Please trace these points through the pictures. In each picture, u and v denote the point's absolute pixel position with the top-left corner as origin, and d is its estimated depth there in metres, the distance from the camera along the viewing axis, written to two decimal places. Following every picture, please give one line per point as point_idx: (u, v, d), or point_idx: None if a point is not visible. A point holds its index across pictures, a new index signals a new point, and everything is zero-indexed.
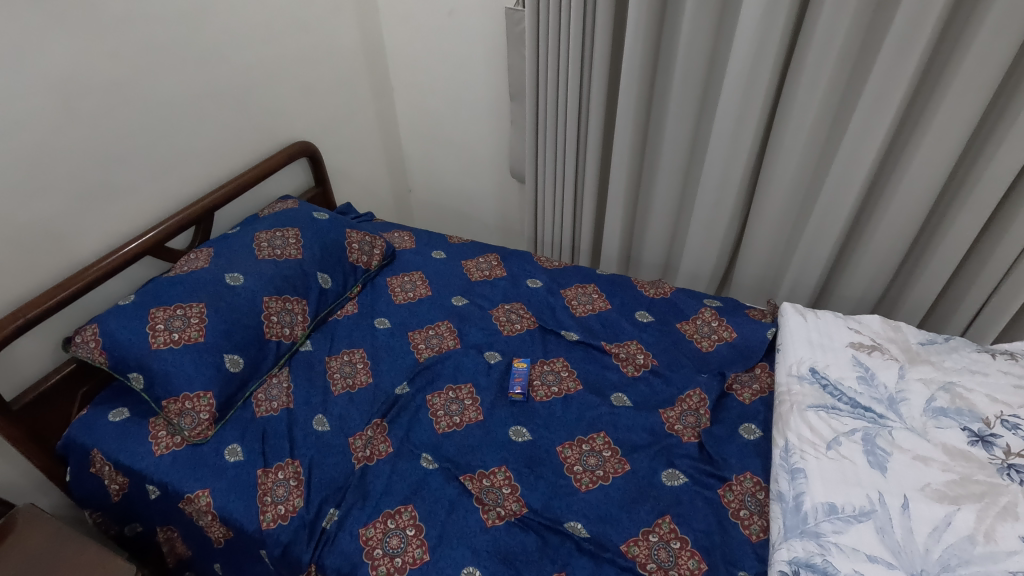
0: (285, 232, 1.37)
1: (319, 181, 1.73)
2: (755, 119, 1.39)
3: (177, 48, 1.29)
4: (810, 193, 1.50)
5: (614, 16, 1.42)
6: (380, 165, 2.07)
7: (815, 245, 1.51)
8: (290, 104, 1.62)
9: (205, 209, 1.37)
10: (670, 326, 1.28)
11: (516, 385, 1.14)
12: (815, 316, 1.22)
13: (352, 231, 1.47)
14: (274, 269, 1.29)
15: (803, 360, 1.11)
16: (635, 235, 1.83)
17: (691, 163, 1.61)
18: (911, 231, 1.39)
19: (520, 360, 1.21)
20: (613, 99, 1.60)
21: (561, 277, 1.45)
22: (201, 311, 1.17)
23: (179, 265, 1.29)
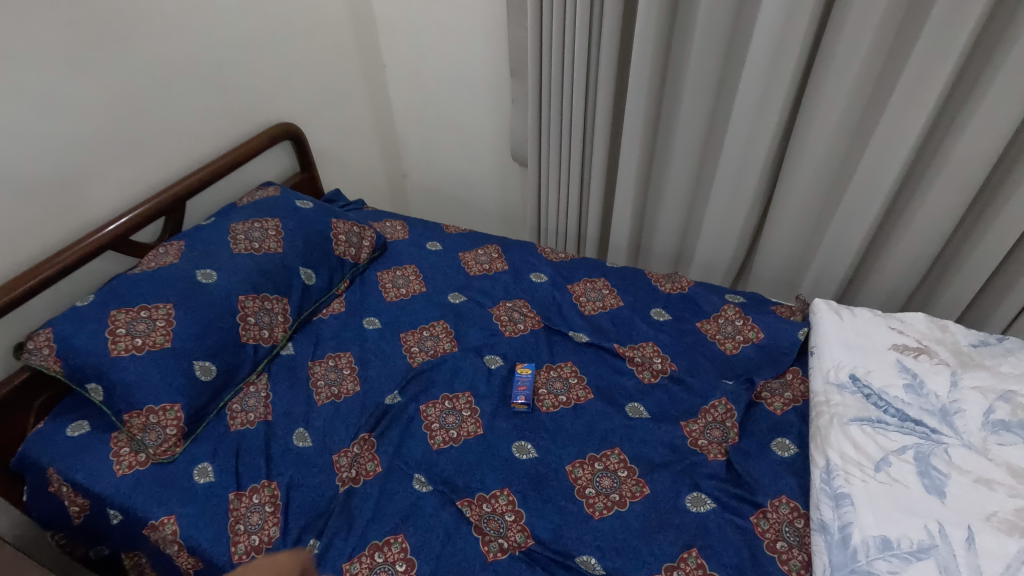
0: (264, 223, 1.25)
1: (305, 165, 1.59)
2: (783, 94, 1.25)
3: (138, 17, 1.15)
4: (842, 176, 1.36)
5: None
6: (372, 149, 1.93)
7: (845, 234, 1.38)
8: (270, 82, 1.48)
9: (175, 198, 1.24)
10: (690, 325, 1.16)
11: (519, 395, 1.02)
12: (851, 313, 1.10)
13: (338, 221, 1.34)
14: (251, 265, 1.17)
15: (841, 365, 0.99)
16: (646, 223, 1.70)
17: (709, 145, 1.47)
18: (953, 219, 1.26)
19: (523, 366, 1.09)
20: (624, 74, 1.46)
21: (568, 270, 1.32)
22: (167, 313, 1.05)
23: (147, 260, 1.16)
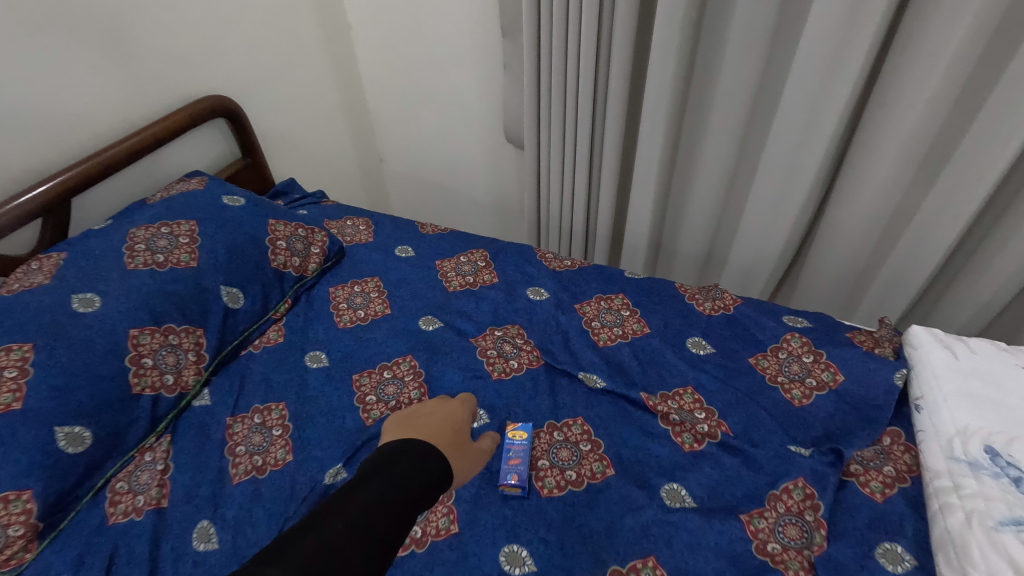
0: (174, 228, 0.94)
1: (247, 149, 1.28)
2: (863, 50, 0.92)
3: None
4: (929, 161, 1.03)
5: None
6: (340, 129, 1.61)
7: (930, 233, 1.05)
8: (197, 43, 1.16)
9: (57, 196, 0.93)
10: (741, 363, 0.87)
11: (510, 475, 0.72)
12: (969, 350, 0.80)
13: (278, 222, 1.04)
14: (152, 286, 0.87)
15: (969, 433, 0.70)
16: (670, 218, 1.39)
17: (754, 120, 1.15)
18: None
19: (513, 426, 0.79)
20: (645, 28, 1.13)
21: (575, 285, 1.02)
22: (24, 357, 0.74)
23: (10, 280, 0.86)
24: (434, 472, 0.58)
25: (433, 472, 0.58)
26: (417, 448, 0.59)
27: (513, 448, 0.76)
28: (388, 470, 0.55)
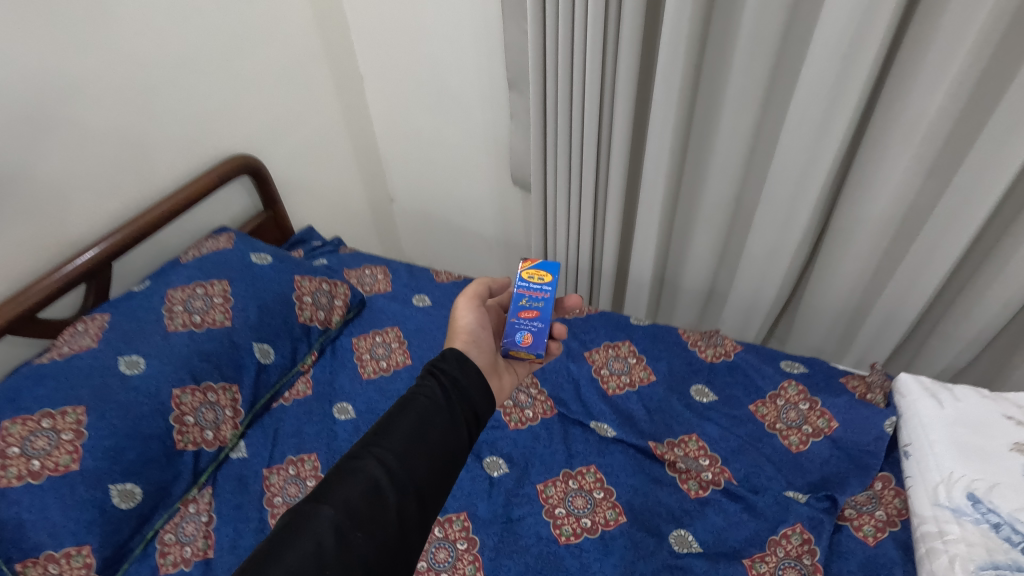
0: (208, 288, 1.01)
1: (268, 203, 1.34)
2: (851, 113, 0.98)
3: (23, 32, 0.89)
4: (914, 211, 1.08)
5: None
6: (353, 172, 1.68)
7: (920, 276, 1.11)
8: (222, 105, 1.23)
9: (100, 261, 1.00)
10: (742, 410, 0.93)
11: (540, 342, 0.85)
12: (953, 397, 0.86)
13: (302, 278, 1.10)
14: (190, 347, 0.93)
15: (953, 480, 0.75)
16: (672, 255, 1.45)
17: (751, 167, 1.21)
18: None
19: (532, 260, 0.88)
20: (645, 86, 1.20)
21: (584, 332, 1.09)
22: (77, 420, 0.82)
23: (60, 343, 0.93)
24: (466, 389, 0.68)
25: (463, 389, 0.68)
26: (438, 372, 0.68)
27: (525, 290, 0.84)
28: (426, 398, 0.64)
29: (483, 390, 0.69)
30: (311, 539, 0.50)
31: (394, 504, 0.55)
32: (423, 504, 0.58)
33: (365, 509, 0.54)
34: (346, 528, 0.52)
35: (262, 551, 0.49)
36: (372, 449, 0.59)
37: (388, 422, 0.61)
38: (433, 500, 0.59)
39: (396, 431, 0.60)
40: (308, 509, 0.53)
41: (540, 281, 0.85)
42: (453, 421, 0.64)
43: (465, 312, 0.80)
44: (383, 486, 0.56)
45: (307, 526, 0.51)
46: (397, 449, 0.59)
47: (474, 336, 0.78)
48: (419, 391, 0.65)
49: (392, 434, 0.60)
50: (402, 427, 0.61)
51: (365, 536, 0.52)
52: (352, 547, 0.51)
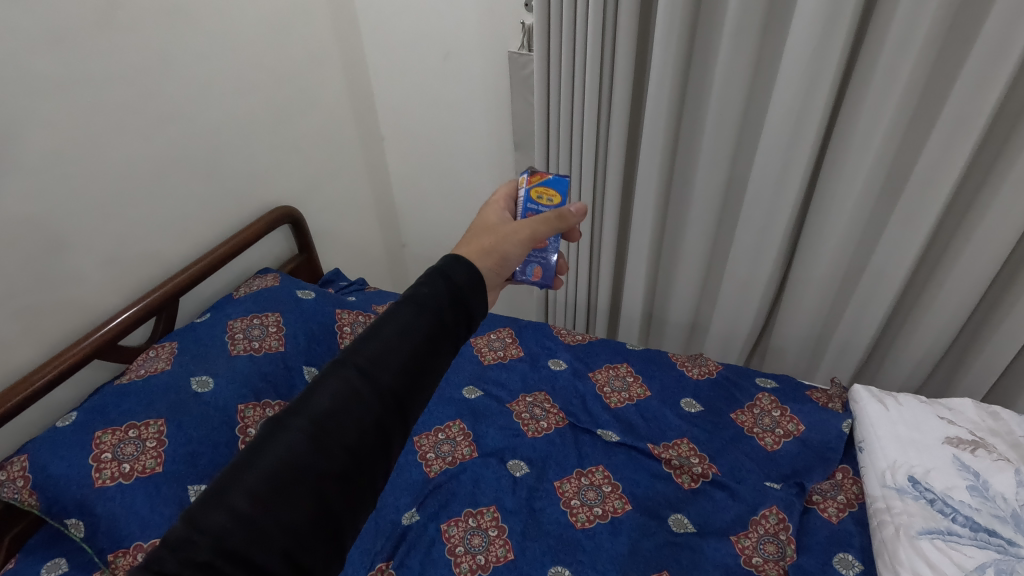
0: (263, 318, 1.18)
1: (302, 248, 1.54)
2: (801, 172, 1.20)
3: (123, 106, 1.08)
4: (860, 251, 1.29)
5: (637, 36, 1.21)
6: (371, 221, 1.87)
7: (869, 306, 1.31)
8: (268, 164, 1.43)
9: (169, 296, 1.17)
10: (724, 418, 1.10)
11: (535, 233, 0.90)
12: (896, 402, 1.03)
13: (342, 311, 1.29)
14: (251, 368, 1.08)
15: (897, 466, 0.91)
16: (659, 292, 1.64)
17: (723, 216, 1.42)
18: (976, 299, 1.18)
19: (541, 175, 0.90)
20: (632, 149, 1.42)
21: (587, 355, 1.26)
22: (159, 430, 0.95)
23: (135, 366, 1.07)
24: (457, 297, 0.64)
25: (453, 296, 0.64)
26: (429, 280, 0.64)
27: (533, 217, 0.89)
28: (422, 298, 0.61)
29: (476, 296, 0.66)
30: (286, 446, 0.47)
31: (372, 410, 0.52)
32: (403, 412, 0.55)
33: (340, 416, 0.50)
34: (320, 434, 0.49)
35: (237, 462, 0.47)
36: (352, 357, 0.55)
37: (372, 331, 0.57)
38: (414, 406, 0.56)
39: (379, 339, 0.56)
40: (282, 418, 0.50)
41: (548, 203, 0.89)
42: (440, 329, 0.61)
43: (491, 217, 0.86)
44: (361, 392, 0.52)
45: (282, 434, 0.48)
46: (381, 356, 0.55)
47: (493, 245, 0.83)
48: (406, 303, 0.61)
49: (374, 342, 0.56)
50: (385, 335, 0.57)
51: (339, 443, 0.49)
52: (327, 454, 0.48)
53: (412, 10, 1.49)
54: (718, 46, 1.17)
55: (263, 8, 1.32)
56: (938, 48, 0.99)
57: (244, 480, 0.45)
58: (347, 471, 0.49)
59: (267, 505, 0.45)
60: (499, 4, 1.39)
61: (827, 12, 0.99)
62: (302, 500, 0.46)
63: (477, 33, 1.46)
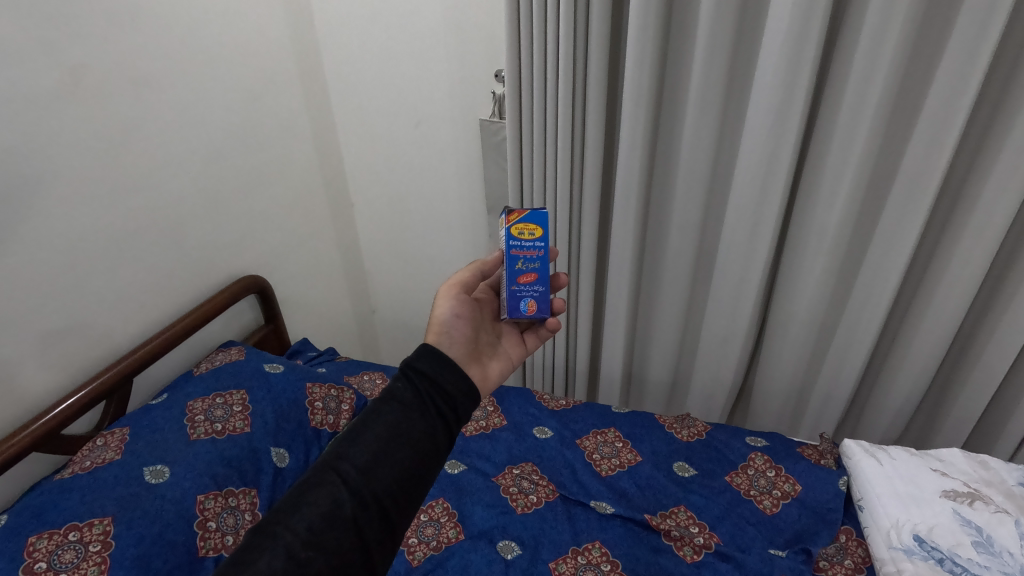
0: (227, 397, 1.10)
1: (270, 318, 1.48)
2: (771, 231, 1.23)
3: (79, 176, 1.03)
4: (832, 306, 1.32)
5: (606, 105, 1.26)
6: (340, 290, 1.82)
7: (845, 359, 1.32)
8: (235, 233, 1.38)
9: (121, 376, 1.08)
10: (719, 481, 1.07)
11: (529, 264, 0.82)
12: (888, 456, 1.01)
13: (314, 385, 1.22)
14: (213, 454, 0.99)
15: (900, 525, 0.88)
16: (637, 353, 1.63)
17: (697, 275, 1.44)
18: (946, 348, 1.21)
19: (518, 212, 0.83)
20: (606, 211, 1.44)
21: (573, 421, 1.22)
22: (105, 530, 0.84)
23: (80, 457, 0.97)
24: (439, 390, 0.66)
25: (435, 390, 0.66)
26: (407, 378, 0.65)
27: (521, 252, 0.81)
28: (404, 398, 0.63)
29: (460, 387, 0.67)
30: (266, 558, 0.48)
31: (351, 519, 0.53)
32: (385, 516, 0.56)
33: (331, 518, 0.52)
34: (302, 544, 0.50)
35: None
36: (332, 462, 0.56)
37: (351, 434, 0.59)
38: (403, 505, 0.57)
39: (361, 442, 0.58)
40: (265, 529, 0.51)
41: (531, 238, 0.82)
42: (427, 430, 0.62)
43: (444, 303, 0.79)
44: (342, 500, 0.54)
45: (264, 545, 0.49)
46: (361, 460, 0.57)
47: (449, 327, 0.77)
48: (386, 401, 0.62)
49: (355, 446, 0.58)
50: (366, 437, 0.58)
51: (320, 551, 0.50)
52: (308, 565, 0.49)
53: (384, 80, 1.52)
54: (684, 114, 1.22)
55: (235, 80, 1.32)
56: (890, 112, 1.06)
57: None
58: None
59: None
60: (470, 74, 1.43)
61: (786, 78, 1.05)
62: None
63: (449, 103, 1.50)
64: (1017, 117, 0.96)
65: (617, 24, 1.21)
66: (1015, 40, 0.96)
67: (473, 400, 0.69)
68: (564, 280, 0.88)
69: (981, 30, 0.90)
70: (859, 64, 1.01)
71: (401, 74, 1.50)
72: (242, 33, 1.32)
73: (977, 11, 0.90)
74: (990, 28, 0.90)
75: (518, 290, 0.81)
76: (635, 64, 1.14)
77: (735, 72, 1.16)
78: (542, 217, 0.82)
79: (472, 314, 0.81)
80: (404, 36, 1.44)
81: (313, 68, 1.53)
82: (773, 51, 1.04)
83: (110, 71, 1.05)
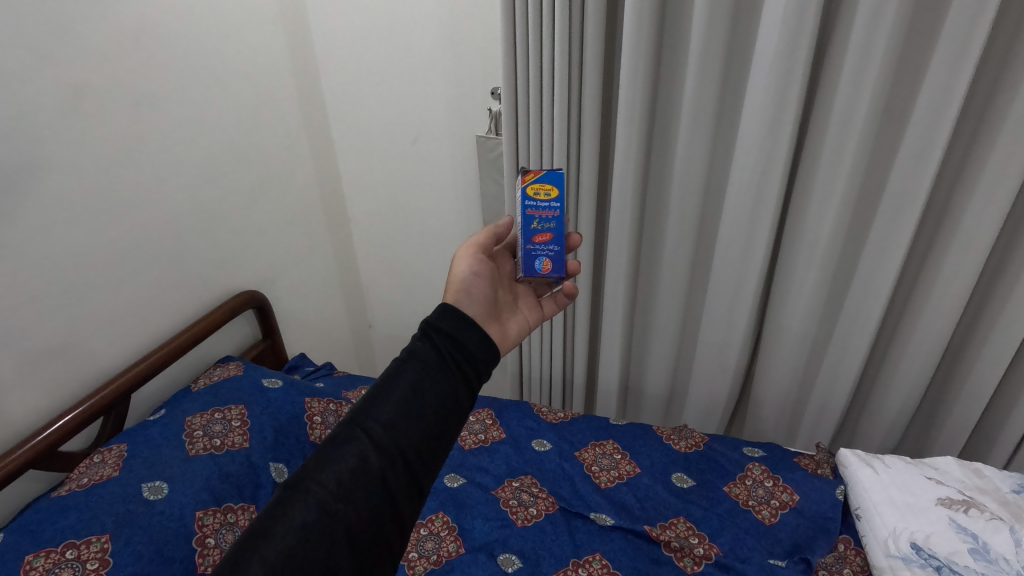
0: (226, 413, 1.10)
1: (267, 333, 1.48)
2: (764, 244, 1.25)
3: (78, 194, 1.03)
4: (825, 317, 1.34)
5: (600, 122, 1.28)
6: (336, 305, 1.82)
7: (839, 370, 1.34)
8: (233, 249, 1.39)
9: (119, 392, 1.08)
10: (717, 492, 1.07)
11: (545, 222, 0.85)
12: (884, 464, 1.02)
13: (313, 399, 1.22)
14: (212, 469, 0.99)
15: (898, 532, 0.89)
16: (634, 365, 1.64)
17: (692, 288, 1.46)
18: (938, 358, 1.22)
19: (535, 171, 0.86)
20: (601, 225, 1.46)
21: (571, 433, 1.23)
22: (102, 548, 0.83)
23: (77, 474, 0.97)
24: (460, 349, 0.66)
25: (455, 348, 0.66)
26: (427, 338, 0.65)
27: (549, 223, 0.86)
28: (425, 357, 0.63)
29: (480, 345, 0.67)
30: (298, 511, 0.50)
31: (377, 473, 0.54)
32: (411, 471, 0.57)
33: (357, 472, 0.54)
34: (332, 498, 0.52)
35: (254, 530, 0.49)
36: (357, 420, 0.57)
37: (376, 393, 0.60)
38: (428, 460, 0.58)
39: (384, 402, 0.59)
40: (294, 485, 0.52)
41: (547, 198, 0.85)
42: (449, 387, 0.62)
43: (464, 260, 0.79)
44: (369, 455, 0.55)
45: (293, 501, 0.51)
46: (385, 419, 0.57)
47: (467, 285, 0.77)
48: (407, 360, 0.63)
49: (379, 404, 0.58)
50: (389, 395, 0.59)
51: (349, 504, 0.52)
52: (338, 517, 0.51)
53: (382, 98, 1.54)
54: (677, 131, 1.25)
55: (235, 99, 1.34)
56: (876, 127, 1.09)
57: (272, 532, 0.49)
58: (359, 534, 0.51)
59: (299, 555, 0.48)
60: (467, 92, 1.46)
61: (776, 96, 1.08)
62: (322, 562, 0.48)
63: (446, 120, 1.52)
64: (1000, 133, 0.99)
65: (610, 44, 1.24)
66: (995, 59, 0.99)
67: (493, 360, 0.69)
68: (579, 241, 0.88)
69: (962, 50, 0.93)
70: (845, 83, 1.04)
71: (398, 92, 1.52)
72: (242, 53, 1.34)
73: (956, 32, 0.93)
74: (970, 47, 0.93)
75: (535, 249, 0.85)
76: (629, 82, 1.16)
77: (726, 90, 1.19)
78: (559, 176, 0.85)
79: (491, 274, 0.81)
80: (402, 56, 1.46)
81: (312, 87, 1.56)
82: (762, 69, 1.07)
83: (112, 92, 1.07)
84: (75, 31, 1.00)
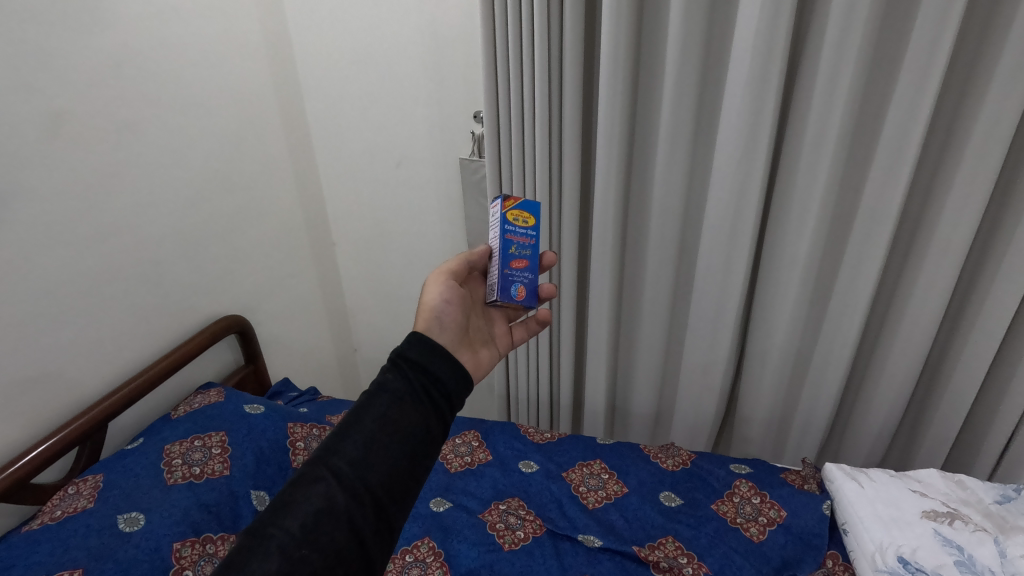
0: (206, 440, 1.08)
1: (250, 358, 1.47)
2: (744, 261, 1.27)
3: (57, 221, 1.03)
4: (807, 332, 1.35)
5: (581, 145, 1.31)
6: (320, 329, 1.81)
7: (822, 385, 1.35)
8: (216, 274, 1.38)
9: (96, 422, 1.06)
10: (705, 510, 1.07)
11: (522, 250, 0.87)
12: (868, 478, 1.03)
13: (295, 425, 1.21)
14: (191, 499, 0.96)
15: (885, 546, 0.89)
16: (621, 384, 1.64)
17: (676, 306, 1.47)
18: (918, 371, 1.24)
19: (513, 200, 0.86)
20: (585, 244, 1.47)
21: (558, 453, 1.22)
22: None
23: (51, 506, 0.94)
24: (431, 380, 0.67)
25: (426, 379, 0.66)
26: (397, 369, 0.66)
27: (513, 238, 0.86)
28: (395, 390, 0.63)
29: (451, 376, 0.68)
30: (260, 561, 0.49)
31: (345, 513, 0.54)
32: (380, 510, 0.56)
33: (324, 513, 0.53)
34: (297, 543, 0.50)
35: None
36: (325, 458, 0.57)
37: (344, 429, 0.59)
38: (398, 497, 0.58)
39: (353, 438, 0.58)
40: (259, 530, 0.51)
41: (524, 226, 0.87)
42: (419, 420, 0.62)
43: (435, 288, 0.79)
44: (336, 495, 0.54)
45: (257, 548, 0.49)
46: (353, 456, 0.57)
47: (440, 312, 0.77)
48: (377, 393, 0.63)
49: (347, 441, 0.58)
50: (358, 431, 0.59)
51: (315, 548, 0.51)
52: (303, 564, 0.50)
53: (366, 122, 1.56)
54: (655, 153, 1.28)
55: (218, 124, 1.35)
56: (848, 147, 1.12)
57: None
58: None
59: None
60: (449, 116, 1.48)
61: (750, 117, 1.11)
62: None
63: (429, 144, 1.54)
64: (966, 150, 1.02)
65: (590, 70, 1.27)
66: (956, 81, 1.03)
67: (465, 390, 0.70)
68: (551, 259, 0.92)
69: (924, 73, 0.97)
70: (815, 106, 1.08)
71: (381, 117, 1.54)
72: (226, 79, 1.35)
73: (919, 55, 0.97)
74: (933, 69, 0.96)
75: (508, 273, 0.85)
76: (608, 104, 1.19)
77: (702, 112, 1.23)
78: (535, 207, 0.88)
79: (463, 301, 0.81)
80: (384, 82, 1.49)
81: (296, 112, 1.57)
82: (736, 92, 1.10)
83: (93, 119, 1.07)
84: (60, 61, 1.01)
